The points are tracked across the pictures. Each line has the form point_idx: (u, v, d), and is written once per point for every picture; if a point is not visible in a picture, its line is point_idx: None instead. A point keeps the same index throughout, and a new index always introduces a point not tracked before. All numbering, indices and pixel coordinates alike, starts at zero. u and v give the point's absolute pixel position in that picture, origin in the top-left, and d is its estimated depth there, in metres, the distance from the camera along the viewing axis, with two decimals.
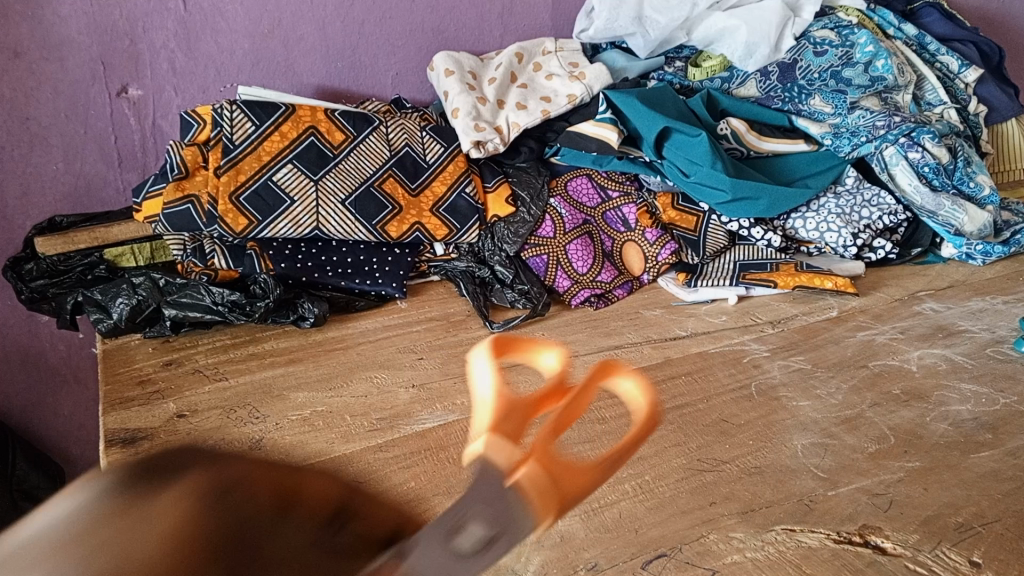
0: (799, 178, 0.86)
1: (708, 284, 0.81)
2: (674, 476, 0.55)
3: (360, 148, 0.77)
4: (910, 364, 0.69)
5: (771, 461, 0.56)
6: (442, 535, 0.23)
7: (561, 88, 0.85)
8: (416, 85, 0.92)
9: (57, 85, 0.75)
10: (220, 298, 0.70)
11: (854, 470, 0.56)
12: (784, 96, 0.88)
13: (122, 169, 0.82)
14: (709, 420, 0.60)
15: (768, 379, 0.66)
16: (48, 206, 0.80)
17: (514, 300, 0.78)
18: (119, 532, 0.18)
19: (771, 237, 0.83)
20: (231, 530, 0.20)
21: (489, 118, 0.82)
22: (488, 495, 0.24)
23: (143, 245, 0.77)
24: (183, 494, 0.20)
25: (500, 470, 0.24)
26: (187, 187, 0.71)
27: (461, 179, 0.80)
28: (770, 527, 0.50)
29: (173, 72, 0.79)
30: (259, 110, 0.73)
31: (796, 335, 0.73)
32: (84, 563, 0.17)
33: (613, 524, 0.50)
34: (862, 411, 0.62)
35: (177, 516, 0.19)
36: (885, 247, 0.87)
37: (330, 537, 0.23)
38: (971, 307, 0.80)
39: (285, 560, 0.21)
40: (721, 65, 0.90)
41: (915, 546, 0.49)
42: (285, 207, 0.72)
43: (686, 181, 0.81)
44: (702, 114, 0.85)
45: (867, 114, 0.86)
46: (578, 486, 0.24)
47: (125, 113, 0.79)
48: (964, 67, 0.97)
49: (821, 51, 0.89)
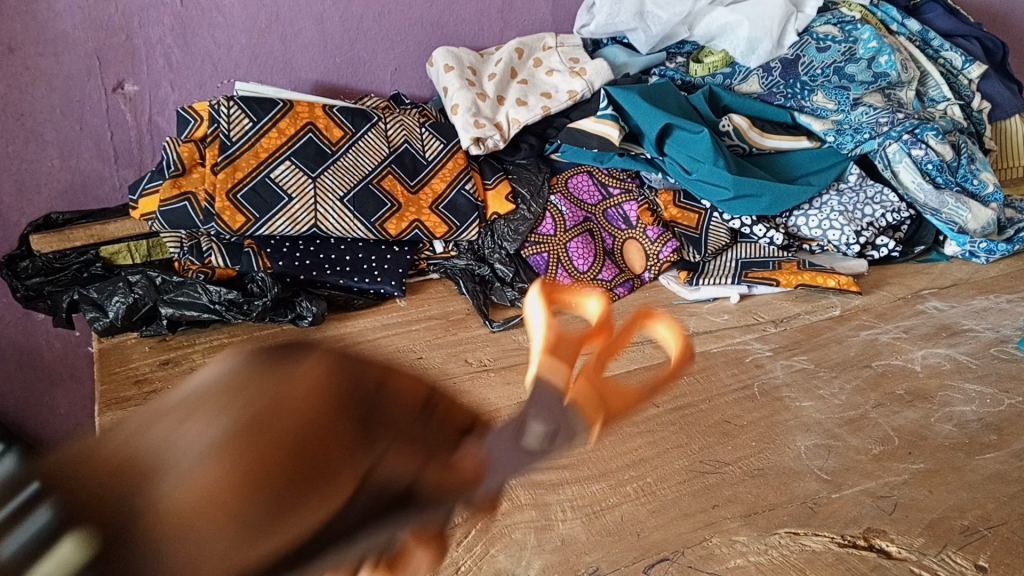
0: (802, 175, 0.86)
1: (710, 283, 0.80)
2: (676, 478, 0.54)
3: (358, 144, 0.76)
4: (914, 364, 0.68)
5: (774, 463, 0.56)
6: (510, 434, 0.24)
7: (562, 84, 0.84)
8: (415, 81, 0.91)
9: (52, 81, 0.74)
10: (217, 296, 0.69)
11: (858, 472, 0.55)
12: (786, 92, 0.87)
13: (118, 166, 0.81)
14: (711, 421, 0.60)
15: (771, 380, 0.65)
16: (43, 203, 0.79)
17: (515, 298, 0.77)
18: (264, 378, 0.19)
19: (773, 235, 0.83)
20: (351, 396, 0.21)
21: (489, 114, 0.81)
22: (543, 399, 0.24)
23: (139, 242, 0.76)
24: (316, 364, 0.21)
25: (557, 386, 0.24)
26: (183, 184, 0.69)
27: (462, 175, 0.79)
28: (773, 530, 0.50)
29: (169, 67, 0.79)
30: (256, 105, 0.73)
31: (799, 334, 0.72)
32: (241, 397, 0.19)
33: (615, 527, 0.50)
34: (865, 412, 0.62)
35: (311, 383, 0.20)
36: (889, 245, 0.86)
37: (431, 426, 0.23)
38: (975, 305, 0.79)
39: (402, 435, 0.22)
40: (722, 61, 0.90)
41: (920, 550, 0.49)
42: (282, 204, 0.71)
43: (688, 179, 0.80)
44: (704, 110, 0.84)
45: (870, 110, 0.85)
46: (624, 405, 0.25)
47: (121, 109, 0.78)
48: (968, 63, 0.96)
49: (824, 47, 0.88)
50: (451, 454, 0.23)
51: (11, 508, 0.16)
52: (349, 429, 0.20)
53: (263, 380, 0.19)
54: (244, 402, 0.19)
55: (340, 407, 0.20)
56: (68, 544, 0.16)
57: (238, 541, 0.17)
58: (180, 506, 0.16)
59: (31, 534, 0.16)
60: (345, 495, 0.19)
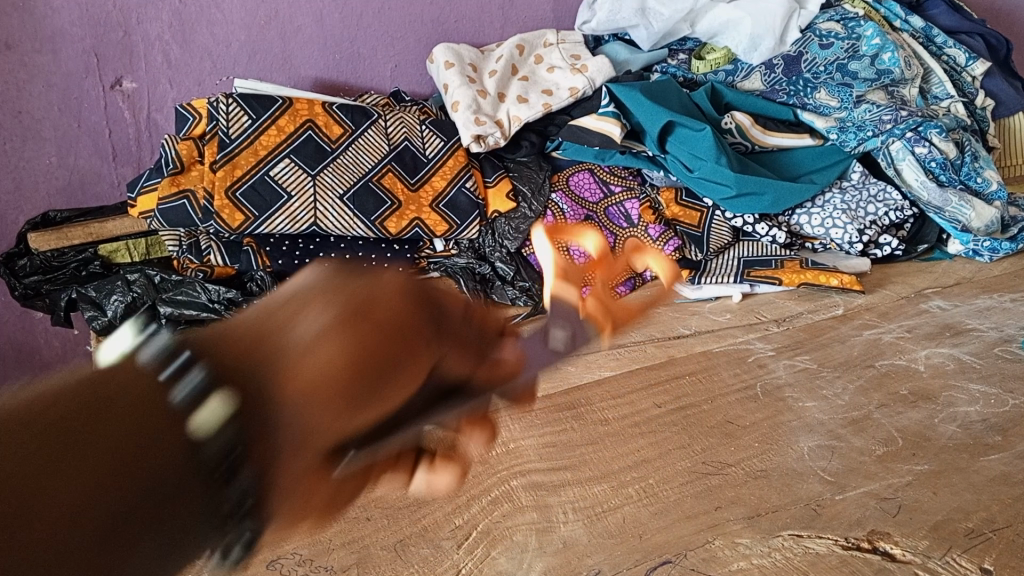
0: (805, 173, 0.85)
1: (712, 282, 0.79)
2: (678, 480, 0.54)
3: (358, 142, 0.75)
4: (917, 364, 0.68)
5: (777, 464, 0.55)
6: (539, 338, 0.28)
7: (563, 81, 0.84)
8: (415, 77, 0.90)
9: (50, 78, 0.74)
10: (217, 295, 0.71)
11: (861, 473, 0.55)
12: (789, 90, 0.87)
13: (116, 163, 0.80)
14: (714, 421, 0.59)
15: (774, 380, 0.65)
16: (41, 201, 0.79)
17: (515, 297, 0.78)
18: (356, 280, 0.21)
19: (776, 233, 0.82)
20: (426, 299, 0.23)
21: (490, 111, 0.80)
22: (562, 313, 0.29)
23: (138, 240, 0.75)
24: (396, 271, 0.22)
25: (572, 303, 0.30)
26: (182, 183, 0.69)
27: (462, 173, 0.78)
28: (776, 532, 0.49)
29: (167, 64, 0.78)
30: (255, 103, 0.72)
31: (802, 334, 0.72)
32: (342, 291, 0.21)
33: (617, 529, 0.49)
34: (869, 413, 0.61)
35: (398, 280, 0.22)
36: (892, 243, 0.85)
37: (478, 332, 0.25)
38: (979, 304, 0.78)
39: (459, 341, 0.23)
40: (725, 57, 0.89)
41: (925, 552, 0.48)
42: (282, 202, 0.71)
43: (690, 177, 0.80)
44: (706, 108, 0.83)
45: (874, 108, 0.84)
46: (629, 316, 0.30)
47: (119, 107, 0.78)
48: (971, 61, 0.95)
49: (827, 44, 0.87)
50: (493, 355, 0.25)
51: (167, 371, 0.18)
52: (433, 326, 0.22)
53: (359, 280, 0.21)
54: (345, 294, 0.21)
55: (427, 305, 0.22)
56: (216, 400, 0.18)
57: (338, 416, 0.19)
58: (298, 379, 0.19)
59: (189, 389, 0.18)
60: (413, 390, 0.21)
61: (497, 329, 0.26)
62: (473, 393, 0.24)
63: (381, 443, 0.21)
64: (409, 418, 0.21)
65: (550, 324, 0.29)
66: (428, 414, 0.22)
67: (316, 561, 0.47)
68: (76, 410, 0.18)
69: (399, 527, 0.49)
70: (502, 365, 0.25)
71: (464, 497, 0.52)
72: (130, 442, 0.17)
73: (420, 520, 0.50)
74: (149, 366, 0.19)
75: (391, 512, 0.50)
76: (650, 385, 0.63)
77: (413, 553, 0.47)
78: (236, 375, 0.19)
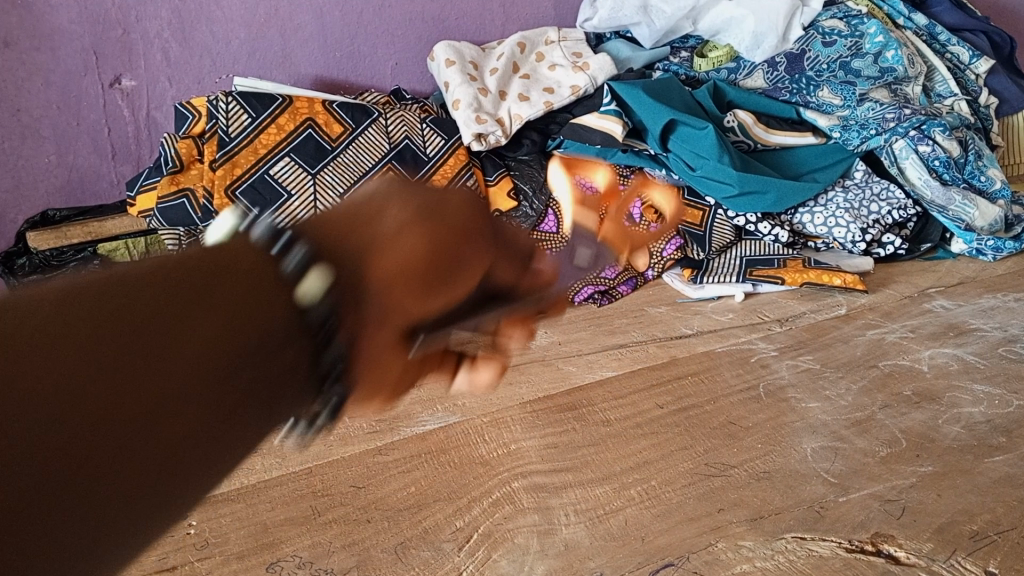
0: (807, 172, 0.85)
1: (714, 281, 0.79)
2: (681, 481, 0.53)
3: (359, 141, 0.75)
4: (921, 364, 0.67)
5: (779, 466, 0.55)
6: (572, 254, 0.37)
7: (565, 79, 0.83)
8: (416, 75, 0.90)
9: (49, 76, 0.73)
10: None
11: (865, 475, 0.54)
12: (792, 88, 0.86)
13: (116, 162, 0.80)
14: (716, 422, 0.59)
15: (777, 380, 0.64)
16: (40, 200, 0.78)
17: None
18: (429, 190, 0.26)
19: (778, 232, 0.82)
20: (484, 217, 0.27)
21: (491, 110, 0.80)
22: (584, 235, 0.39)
23: (138, 239, 0.75)
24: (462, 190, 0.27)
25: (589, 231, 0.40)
26: (182, 181, 0.69)
27: (463, 171, 0.77)
28: (780, 535, 0.49)
29: (167, 62, 0.78)
30: (255, 101, 0.72)
31: (805, 334, 0.71)
32: (417, 195, 0.25)
33: (619, 532, 0.49)
34: (873, 413, 0.61)
35: (464, 197, 0.27)
36: (895, 242, 0.84)
37: (521, 252, 0.29)
38: (982, 304, 0.78)
39: (507, 256, 0.28)
40: (727, 55, 0.89)
41: (929, 555, 0.48)
42: (283, 201, 0.70)
43: (692, 175, 0.79)
44: (709, 106, 0.83)
45: (877, 106, 0.84)
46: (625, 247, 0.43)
47: (118, 105, 0.77)
48: (976, 58, 0.94)
49: (829, 42, 0.87)
50: (533, 267, 0.29)
51: (277, 249, 0.23)
52: (489, 238, 0.27)
53: (426, 200, 0.25)
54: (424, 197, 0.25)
55: (487, 220, 0.27)
56: (315, 275, 0.23)
57: (415, 297, 0.24)
58: (387, 261, 0.24)
59: (297, 262, 0.23)
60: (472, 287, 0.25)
61: (532, 249, 0.30)
62: (516, 300, 0.28)
63: (446, 330, 0.25)
64: (463, 316, 0.25)
65: (580, 242, 0.38)
66: (473, 316, 0.26)
67: (316, 563, 0.46)
68: (195, 280, 0.21)
69: (399, 529, 0.49)
70: (541, 276, 0.29)
71: (464, 499, 0.52)
72: (243, 323, 0.21)
73: (421, 522, 0.50)
74: (258, 241, 0.23)
75: (391, 514, 0.50)
76: (653, 385, 0.63)
77: (414, 555, 0.47)
78: (333, 255, 0.23)
